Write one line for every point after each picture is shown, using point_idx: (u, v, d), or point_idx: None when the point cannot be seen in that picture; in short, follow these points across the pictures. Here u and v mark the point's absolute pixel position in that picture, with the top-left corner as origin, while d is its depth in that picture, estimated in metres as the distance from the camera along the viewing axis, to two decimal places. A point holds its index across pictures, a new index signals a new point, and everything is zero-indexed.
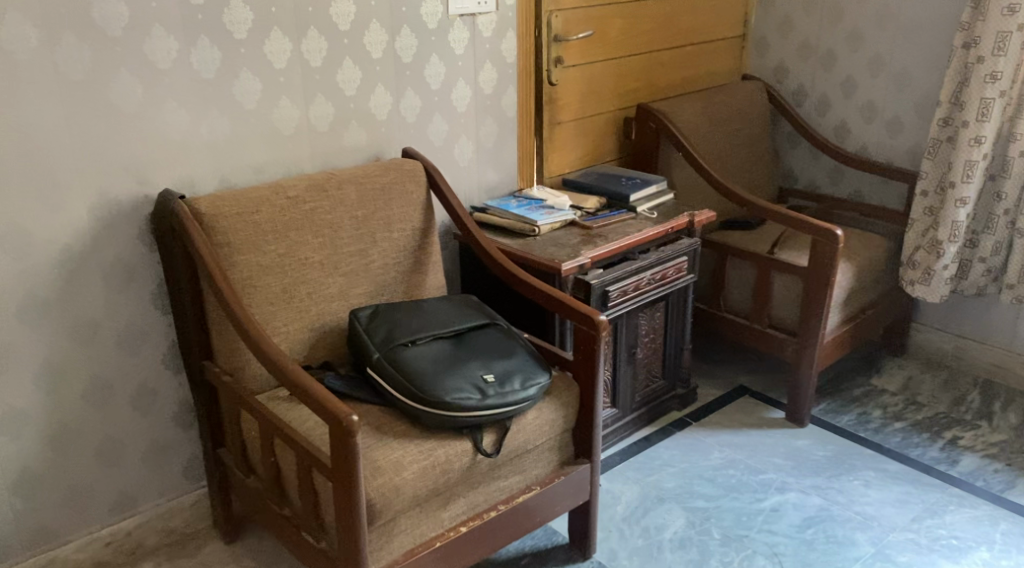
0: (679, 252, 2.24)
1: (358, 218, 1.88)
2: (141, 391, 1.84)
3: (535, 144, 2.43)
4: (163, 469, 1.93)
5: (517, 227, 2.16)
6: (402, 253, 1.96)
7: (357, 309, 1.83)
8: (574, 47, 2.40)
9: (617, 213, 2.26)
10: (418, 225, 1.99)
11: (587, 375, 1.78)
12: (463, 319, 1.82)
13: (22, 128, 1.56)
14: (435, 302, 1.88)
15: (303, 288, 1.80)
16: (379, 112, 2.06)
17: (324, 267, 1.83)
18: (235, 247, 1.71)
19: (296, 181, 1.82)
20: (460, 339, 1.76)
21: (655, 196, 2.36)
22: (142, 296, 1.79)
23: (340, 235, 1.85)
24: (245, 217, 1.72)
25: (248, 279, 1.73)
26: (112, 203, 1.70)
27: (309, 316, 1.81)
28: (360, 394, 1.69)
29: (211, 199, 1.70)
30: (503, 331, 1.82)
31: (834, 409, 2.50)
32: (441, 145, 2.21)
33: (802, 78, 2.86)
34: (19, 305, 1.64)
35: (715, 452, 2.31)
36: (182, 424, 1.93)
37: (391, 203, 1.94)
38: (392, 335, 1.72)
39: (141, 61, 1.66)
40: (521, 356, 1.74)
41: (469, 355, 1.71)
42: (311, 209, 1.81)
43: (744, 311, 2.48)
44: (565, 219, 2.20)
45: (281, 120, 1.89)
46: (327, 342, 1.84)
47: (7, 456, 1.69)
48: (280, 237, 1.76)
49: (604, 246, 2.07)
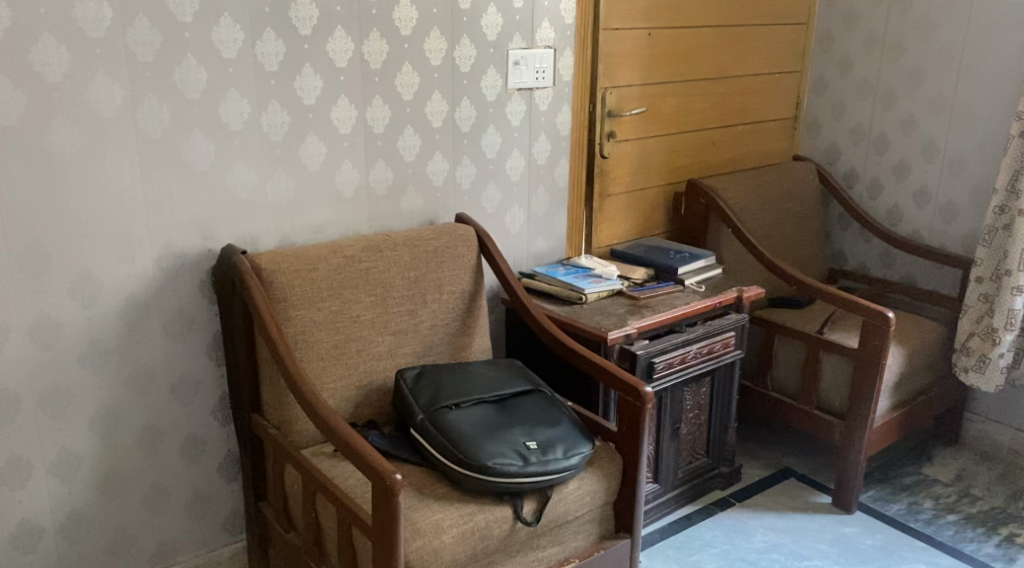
0: (726, 327, 2.23)
1: (408, 279, 1.91)
2: (190, 440, 1.88)
3: (586, 214, 2.46)
4: (204, 519, 1.94)
5: (564, 294, 2.18)
6: (452, 316, 1.99)
7: (403, 369, 1.85)
8: (627, 122, 2.46)
9: (664, 285, 2.27)
10: (468, 288, 2.02)
11: (630, 447, 1.76)
12: (508, 383, 1.84)
13: (101, 181, 1.65)
14: (479, 365, 1.91)
15: (353, 345, 1.83)
16: (435, 178, 2.12)
17: (375, 326, 1.86)
18: (290, 303, 1.75)
19: (353, 241, 1.88)
20: (504, 404, 1.78)
21: (704, 269, 2.37)
22: (199, 347, 1.84)
23: (392, 296, 1.89)
24: (303, 274, 1.77)
25: (301, 334, 1.77)
26: (178, 255, 1.77)
27: (357, 374, 1.84)
28: (402, 454, 1.70)
29: (271, 255, 1.76)
30: (547, 398, 1.82)
31: (884, 497, 2.43)
32: (493, 212, 2.26)
33: (854, 161, 2.87)
34: (82, 350, 1.70)
35: (759, 535, 2.25)
36: (226, 475, 1.95)
37: (443, 265, 1.98)
38: (437, 397, 1.74)
39: (214, 122, 1.75)
40: (565, 424, 1.73)
41: (512, 420, 1.71)
42: (365, 269, 1.86)
43: (791, 390, 2.45)
44: (613, 289, 2.21)
45: (342, 183, 1.96)
46: (373, 401, 1.86)
47: (59, 498, 1.73)
48: (336, 294, 1.81)
49: (652, 317, 2.08)
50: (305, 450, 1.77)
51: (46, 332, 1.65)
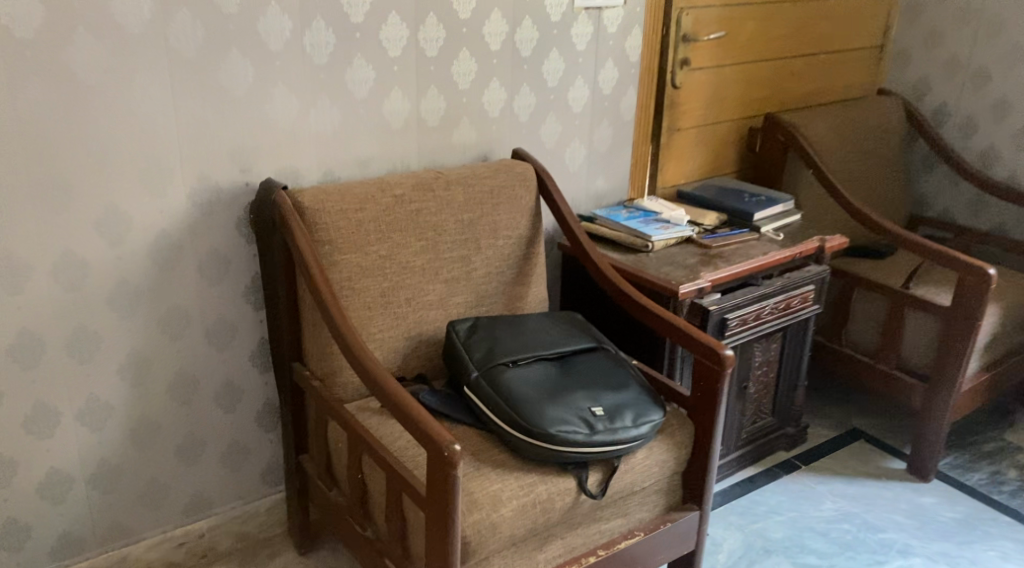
0: (805, 280, 2.04)
1: (460, 222, 1.74)
2: (226, 388, 1.75)
3: (651, 151, 2.26)
4: (241, 470, 1.83)
5: (629, 240, 2.00)
6: (508, 263, 1.82)
7: (456, 322, 1.71)
8: (703, 49, 2.22)
9: (738, 233, 2.08)
10: (526, 232, 1.84)
11: (704, 413, 1.60)
12: (569, 340, 1.69)
13: (129, 106, 1.48)
14: (537, 319, 1.76)
15: (401, 293, 1.68)
16: (491, 109, 1.92)
17: (426, 272, 1.71)
18: (335, 246, 1.60)
19: (403, 178, 1.70)
20: (565, 363, 1.63)
21: (781, 216, 2.17)
22: (236, 290, 1.70)
23: (443, 240, 1.72)
24: (349, 215, 1.61)
25: (346, 280, 1.61)
26: (213, 189, 1.61)
27: (405, 325, 1.69)
28: (453, 414, 1.56)
29: (315, 192, 1.59)
30: (612, 358, 1.67)
31: (963, 464, 2.25)
32: (552, 147, 2.06)
33: (946, 97, 2.61)
34: (111, 291, 1.56)
35: (828, 503, 2.10)
36: (265, 425, 1.83)
37: (500, 207, 1.80)
38: (492, 354, 1.61)
39: (252, 41, 1.56)
40: (633, 388, 1.57)
41: (575, 382, 1.56)
42: (416, 210, 1.69)
43: (867, 348, 2.27)
44: (682, 235, 2.02)
45: (391, 113, 1.78)
46: (423, 352, 1.72)
47: (88, 447, 1.62)
48: (384, 237, 1.65)
49: (726, 269, 1.91)
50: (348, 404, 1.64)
51: (72, 270, 1.51)
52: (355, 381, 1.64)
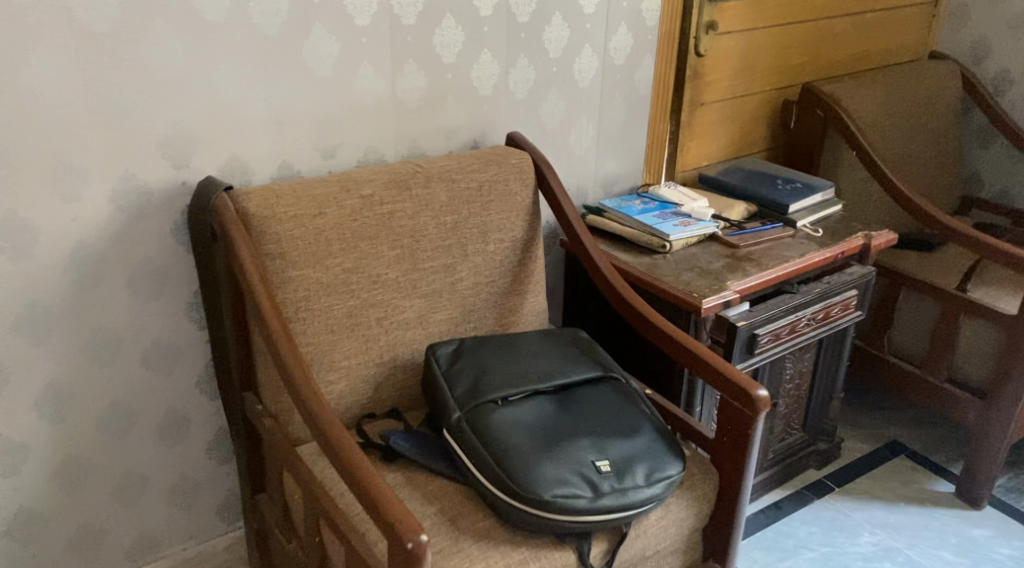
0: (848, 285, 1.76)
1: (441, 224, 1.46)
2: (170, 418, 1.49)
3: (670, 128, 1.95)
4: (192, 508, 1.59)
5: (642, 239, 1.72)
6: (500, 271, 1.54)
7: (436, 346, 1.44)
8: (732, 9, 1.90)
9: (770, 229, 1.79)
10: (521, 234, 1.55)
11: (731, 461, 1.33)
12: (570, 368, 1.42)
13: (27, 93, 1.20)
14: (533, 339, 1.49)
15: (370, 312, 1.41)
16: (482, 86, 1.62)
17: (400, 287, 1.43)
18: (288, 260, 1.32)
19: (373, 174, 1.42)
20: (566, 399, 1.37)
21: (819, 206, 1.88)
22: (176, 307, 1.43)
23: (421, 247, 1.44)
24: (305, 222, 1.33)
25: (303, 300, 1.34)
26: (141, 190, 1.33)
27: (376, 349, 1.42)
28: (431, 464, 1.30)
29: (264, 195, 1.32)
30: (622, 391, 1.40)
31: (1019, 487, 2.00)
32: (554, 128, 1.77)
33: (1009, 62, 2.28)
34: (19, 315, 1.29)
35: (865, 535, 1.86)
36: (219, 457, 1.58)
37: (490, 206, 1.51)
38: (478, 389, 1.35)
39: (182, 9, 1.27)
40: (646, 434, 1.31)
41: (576, 426, 1.30)
42: (389, 212, 1.40)
43: (914, 356, 1.99)
44: (705, 233, 1.74)
45: (361, 93, 1.48)
46: (398, 381, 1.45)
47: (3, 495, 1.37)
48: (350, 246, 1.37)
49: (757, 276, 1.63)
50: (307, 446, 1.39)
51: None
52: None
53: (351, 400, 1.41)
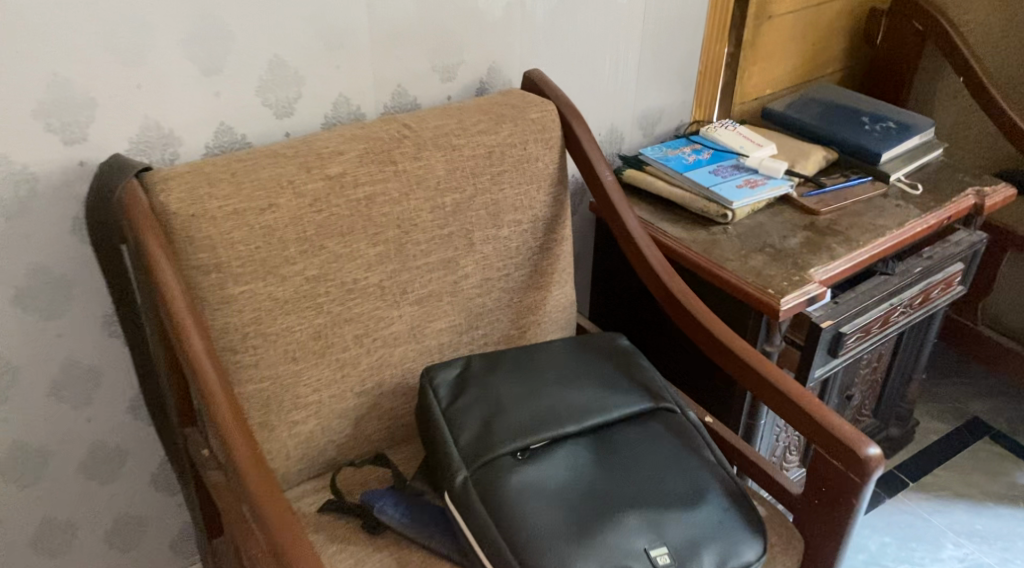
0: (953, 258, 1.40)
1: (437, 207, 1.08)
2: (97, 454, 1.17)
3: (729, 50, 1.54)
4: (137, 548, 1.28)
5: (696, 204, 1.34)
6: (516, 261, 1.18)
7: (434, 370, 1.10)
8: None
9: (856, 187, 1.41)
10: (544, 211, 1.19)
11: (822, 529, 1.02)
12: (609, 397, 1.08)
13: None
14: (558, 352, 1.14)
15: (345, 329, 1.06)
16: (490, 6, 1.21)
17: (386, 293, 1.07)
18: (229, 273, 0.96)
19: (345, 143, 1.04)
20: (605, 445, 1.04)
21: (916, 152, 1.49)
22: (89, 321, 1.08)
23: (411, 240, 1.07)
24: (250, 219, 0.96)
25: (253, 323, 0.99)
26: (20, 175, 0.96)
27: (355, 376, 1.08)
28: (426, 540, 0.98)
29: (191, 183, 0.94)
30: (678, 429, 1.07)
31: None
32: (584, 58, 1.36)
33: None
34: None
35: (948, 548, 1.58)
36: (166, 489, 1.26)
37: (503, 179, 1.13)
38: (489, 435, 1.02)
39: None
40: (713, 500, 0.99)
41: (622, 492, 0.98)
42: (367, 197, 1.03)
43: (1015, 330, 1.65)
44: (777, 194, 1.35)
45: (325, 25, 1.08)
46: (386, 411, 1.12)
47: None
48: (314, 247, 1.01)
49: (848, 260, 1.26)
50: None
51: None
52: (276, 468, 1.06)
53: (323, 442, 1.08)
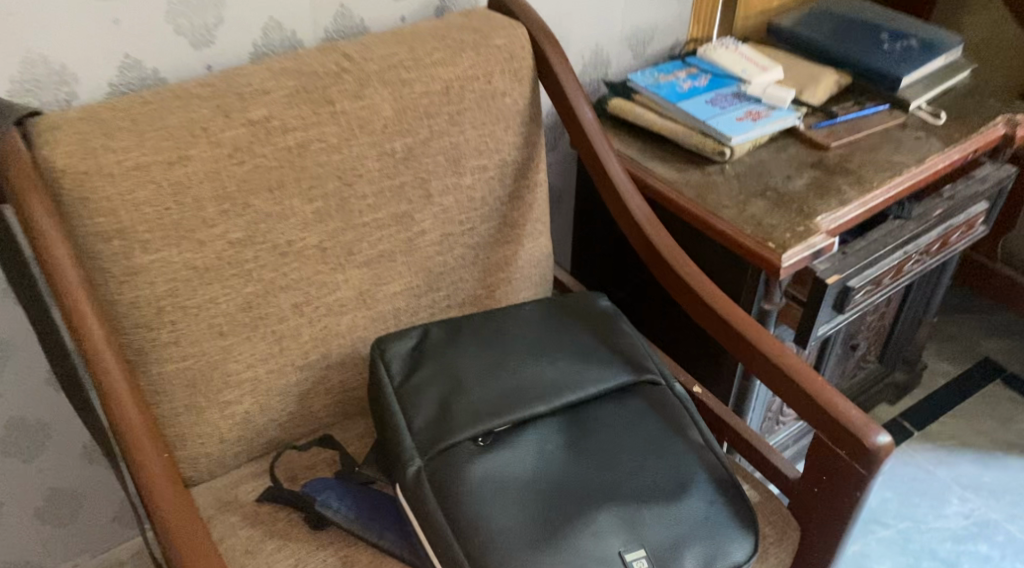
0: (977, 198, 1.24)
1: (385, 154, 0.93)
2: (15, 430, 1.05)
3: None
4: (75, 521, 1.18)
5: (690, 141, 1.18)
6: (481, 212, 1.03)
7: (385, 343, 0.97)
8: None
9: (871, 118, 1.25)
10: (512, 153, 1.03)
11: (822, 517, 0.91)
12: (584, 372, 0.95)
13: None
14: (529, 319, 1.01)
15: (281, 298, 0.92)
16: None
17: (327, 256, 0.93)
18: (133, 240, 0.81)
19: (272, 80, 0.87)
20: (579, 428, 0.91)
21: (941, 75, 1.31)
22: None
23: (354, 193, 0.92)
24: (156, 175, 0.81)
25: (169, 296, 0.85)
26: None
27: (296, 348, 0.95)
28: (373, 537, 0.87)
29: (79, 134, 0.78)
30: (663, 407, 0.95)
31: None
32: None
33: None
34: None
35: (953, 504, 1.49)
36: (102, 461, 1.15)
37: (463, 119, 0.97)
38: (446, 420, 0.90)
39: None
40: (699, 493, 0.88)
41: (595, 485, 0.86)
42: (299, 145, 0.88)
43: None
44: (781, 128, 1.20)
45: None
46: (335, 386, 0.99)
47: None
48: (237, 206, 0.86)
49: (860, 207, 1.10)
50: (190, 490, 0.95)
51: None
52: (209, 452, 0.94)
53: (263, 422, 0.96)
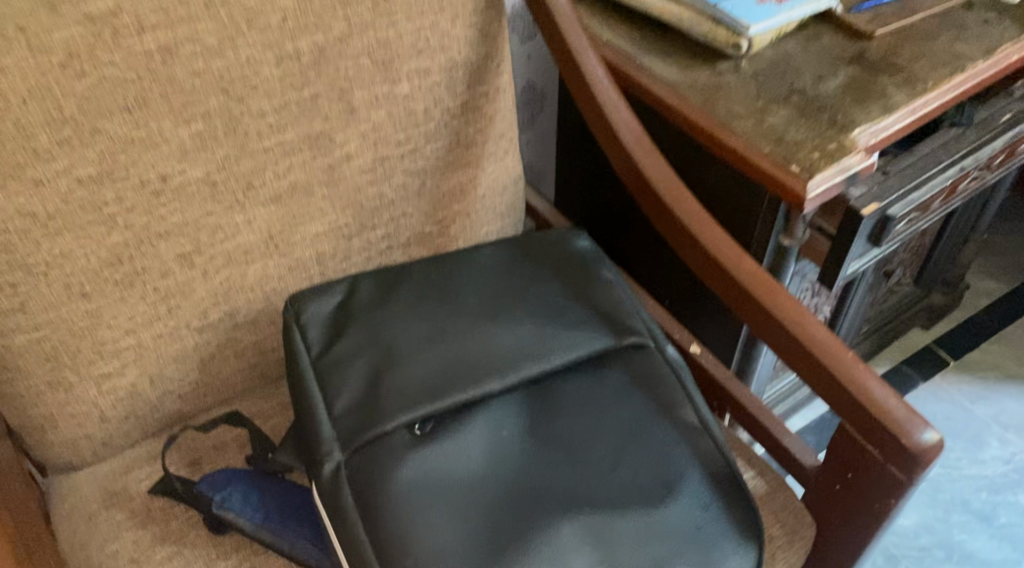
0: None
1: (286, 58, 0.71)
2: None
3: None
4: None
5: (696, 28, 0.94)
6: (425, 128, 0.81)
7: (301, 301, 0.77)
8: None
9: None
10: (463, 50, 0.80)
11: (842, 519, 0.72)
12: (552, 337, 0.75)
13: None
14: (484, 269, 0.81)
15: (161, 248, 0.72)
16: None
17: (219, 193, 0.73)
18: None
19: None
20: (542, 409, 0.72)
21: None
22: None
23: (249, 110, 0.71)
24: None
25: (1, 252, 0.65)
26: None
27: (190, 308, 0.76)
28: (273, 542, 0.71)
29: None
30: (649, 380, 0.75)
31: None
32: None
33: None
34: None
35: (992, 445, 1.32)
36: None
37: (393, 7, 0.74)
38: (372, 402, 0.71)
39: None
40: (691, 494, 0.69)
41: (559, 485, 0.68)
42: (165, 50, 0.66)
43: None
44: (812, 11, 0.95)
45: None
46: (247, 347, 0.81)
47: None
48: (84, 134, 0.65)
49: (908, 117, 0.87)
50: (74, 476, 0.78)
51: None
52: (90, 435, 0.77)
53: (157, 396, 0.78)
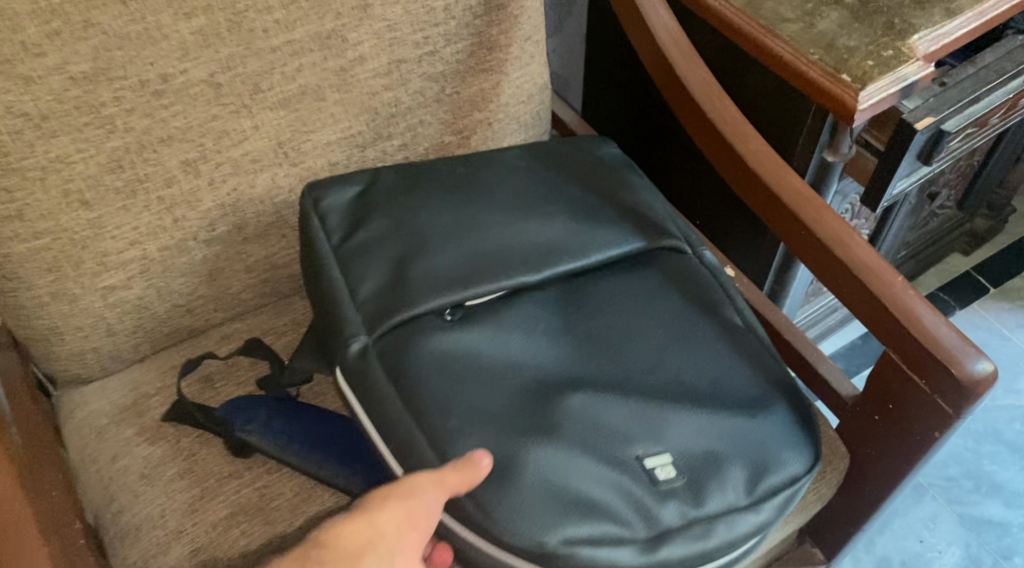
0: None
1: None
2: None
3: None
4: None
5: None
6: (445, 29, 0.76)
7: (319, 190, 0.72)
8: None
9: None
10: None
11: (879, 455, 0.69)
12: (587, 233, 0.71)
13: None
14: (510, 168, 0.76)
15: (164, 153, 0.68)
16: None
17: (226, 96, 0.68)
18: None
19: None
20: (581, 302, 0.68)
21: None
22: None
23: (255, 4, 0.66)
24: None
25: None
26: None
27: (197, 219, 0.72)
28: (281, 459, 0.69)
29: None
30: (689, 284, 0.71)
31: None
32: None
33: None
34: None
35: None
36: None
37: None
38: (398, 286, 0.65)
39: None
40: (741, 391, 0.65)
41: (602, 374, 0.63)
42: None
43: None
44: None
45: None
46: (258, 262, 0.78)
47: None
48: (76, 26, 0.60)
49: (972, 22, 0.79)
50: (83, 390, 0.76)
51: None
52: (97, 348, 0.74)
53: (166, 310, 0.75)
